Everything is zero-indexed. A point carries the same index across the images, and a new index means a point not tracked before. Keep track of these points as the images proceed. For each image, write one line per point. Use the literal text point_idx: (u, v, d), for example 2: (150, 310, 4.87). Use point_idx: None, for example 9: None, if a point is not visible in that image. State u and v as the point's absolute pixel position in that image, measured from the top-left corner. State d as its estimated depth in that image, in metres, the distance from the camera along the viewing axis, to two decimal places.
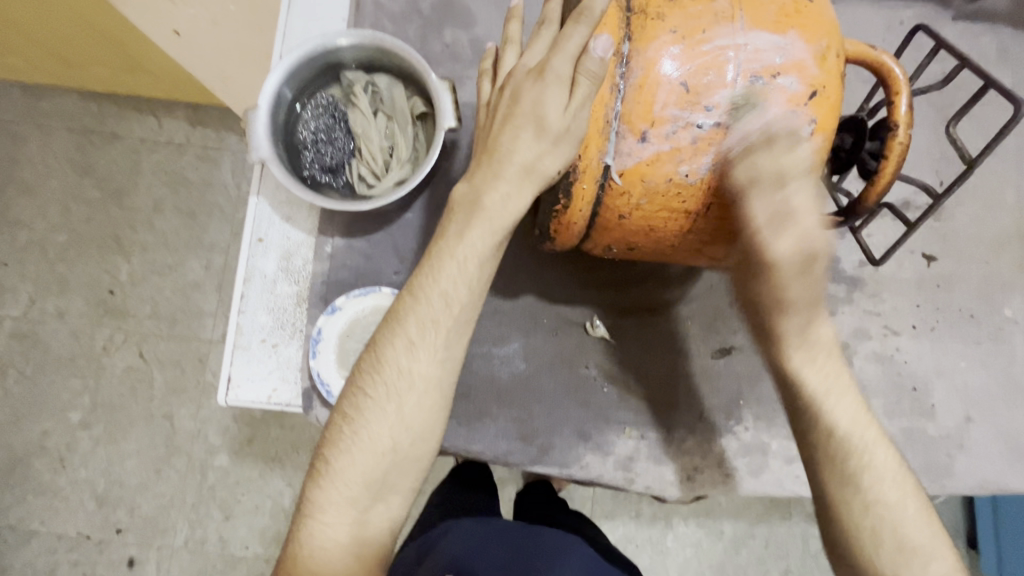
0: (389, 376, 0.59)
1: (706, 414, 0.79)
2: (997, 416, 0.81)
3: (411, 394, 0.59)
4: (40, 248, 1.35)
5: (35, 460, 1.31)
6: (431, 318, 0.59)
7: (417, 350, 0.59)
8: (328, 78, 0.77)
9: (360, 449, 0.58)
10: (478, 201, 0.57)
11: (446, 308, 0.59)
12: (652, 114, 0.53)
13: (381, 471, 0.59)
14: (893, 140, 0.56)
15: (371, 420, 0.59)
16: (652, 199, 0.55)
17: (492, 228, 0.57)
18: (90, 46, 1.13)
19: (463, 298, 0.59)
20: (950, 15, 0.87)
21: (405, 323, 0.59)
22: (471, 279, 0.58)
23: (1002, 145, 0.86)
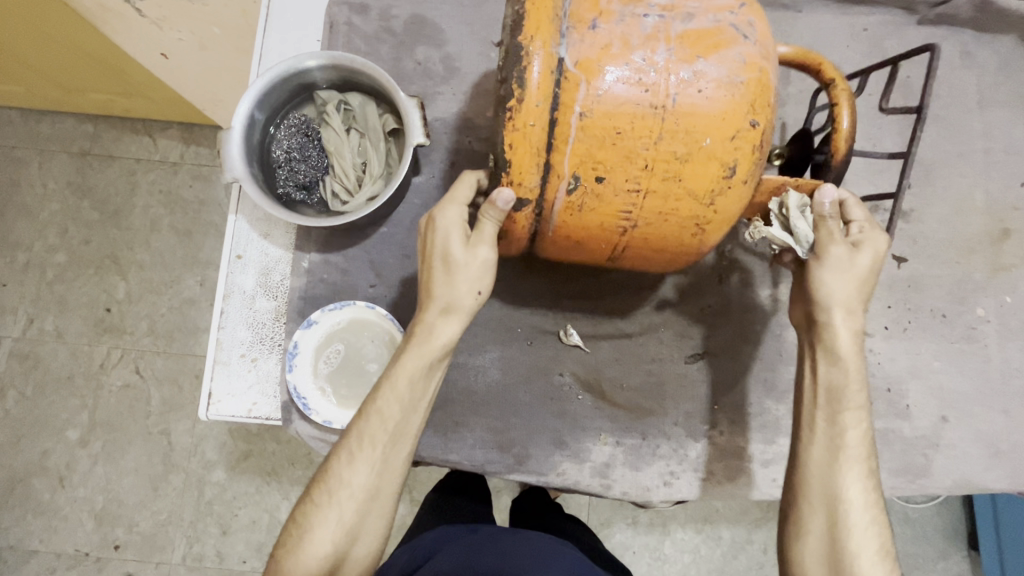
0: (404, 386, 0.62)
1: (681, 419, 0.80)
2: (973, 415, 0.81)
3: (424, 406, 0.64)
4: (39, 269, 1.38)
5: (35, 479, 1.32)
6: (446, 301, 0.61)
7: (428, 368, 0.62)
8: (301, 99, 0.80)
9: (376, 460, 0.62)
10: (428, 290, 0.62)
11: (455, 293, 0.60)
12: (599, 9, 0.55)
13: (378, 451, 0.62)
14: (835, 89, 0.62)
15: (383, 400, 0.62)
16: (612, 87, 0.54)
17: (443, 307, 0.61)
18: (83, 71, 1.16)
19: (462, 291, 0.60)
20: (915, 20, 0.88)
21: (427, 305, 0.62)
22: (472, 276, 0.60)
23: (970, 146, 0.87)
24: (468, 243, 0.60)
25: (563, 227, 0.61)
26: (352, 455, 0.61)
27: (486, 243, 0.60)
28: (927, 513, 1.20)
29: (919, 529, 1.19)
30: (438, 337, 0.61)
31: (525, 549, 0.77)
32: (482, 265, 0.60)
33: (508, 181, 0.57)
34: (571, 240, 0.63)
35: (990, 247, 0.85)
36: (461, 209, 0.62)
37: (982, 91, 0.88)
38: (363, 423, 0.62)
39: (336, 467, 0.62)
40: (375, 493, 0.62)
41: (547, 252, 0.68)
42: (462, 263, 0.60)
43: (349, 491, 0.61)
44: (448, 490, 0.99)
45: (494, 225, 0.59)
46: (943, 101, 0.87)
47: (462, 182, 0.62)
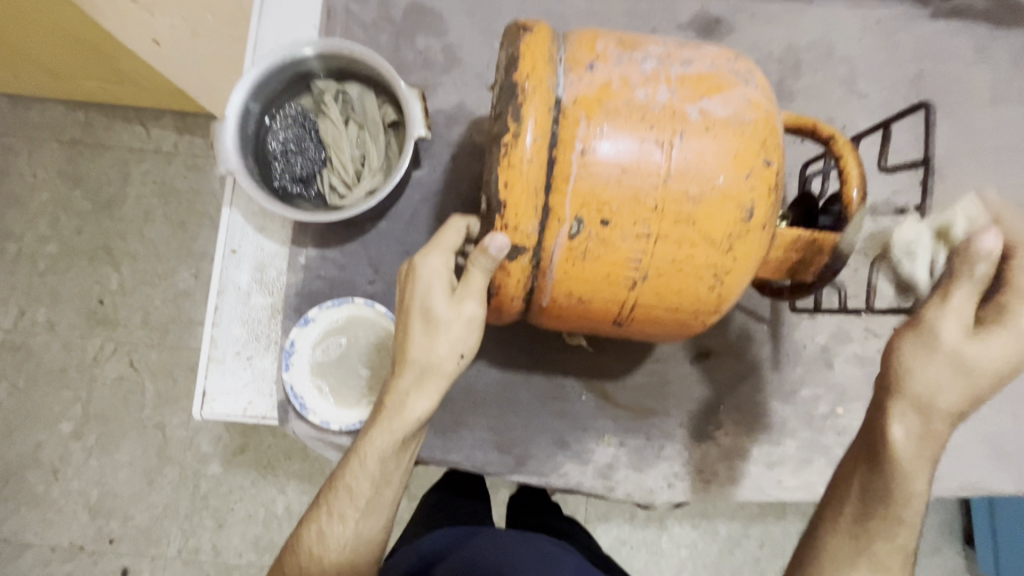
0: (374, 463, 0.57)
1: (685, 419, 0.79)
2: (979, 417, 0.80)
3: (397, 479, 0.59)
4: (29, 259, 1.35)
5: (28, 472, 1.30)
6: (423, 366, 0.56)
7: (398, 446, 0.57)
8: (298, 89, 0.77)
9: (348, 537, 0.58)
10: (405, 351, 0.56)
11: (435, 357, 0.55)
12: (596, 52, 0.54)
13: (351, 526, 0.58)
14: (836, 142, 0.59)
15: (353, 475, 0.58)
16: (615, 123, 0.52)
17: (421, 372, 0.56)
18: (72, 57, 1.13)
19: (442, 353, 0.55)
20: (929, 13, 0.86)
21: (402, 370, 0.56)
22: (454, 338, 0.55)
23: (982, 143, 0.85)
24: (451, 298, 0.55)
25: (563, 281, 0.55)
26: (321, 530, 0.58)
27: (471, 298, 0.55)
28: (923, 509, 1.20)
29: None
30: (411, 408, 0.56)
31: (527, 554, 0.75)
32: (464, 324, 0.55)
33: (501, 224, 0.52)
34: (573, 299, 0.56)
35: None
36: (445, 259, 0.57)
37: (995, 86, 0.86)
38: (333, 497, 0.59)
39: (307, 540, 0.59)
40: (350, 566, 0.59)
41: (542, 318, 0.60)
42: (445, 319, 0.55)
43: (319, 566, 0.58)
44: (448, 491, 0.97)
45: (482, 276, 0.54)
46: (957, 95, 0.85)
47: (449, 228, 0.58)
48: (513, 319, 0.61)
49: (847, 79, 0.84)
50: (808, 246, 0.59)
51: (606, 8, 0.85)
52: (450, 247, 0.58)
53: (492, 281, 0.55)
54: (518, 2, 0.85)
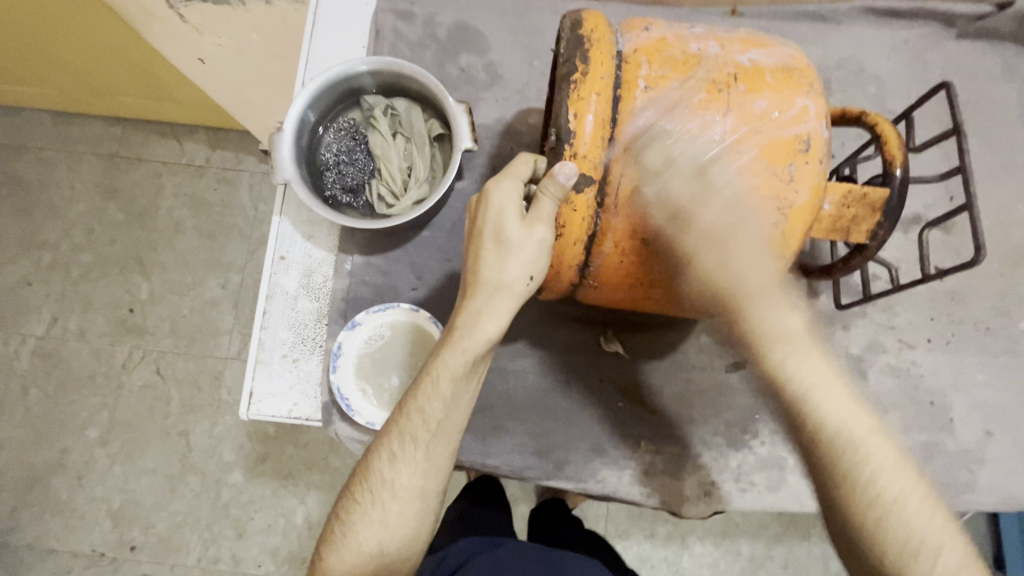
0: (446, 383, 0.59)
1: (719, 428, 0.80)
2: (1016, 430, 0.80)
3: (466, 403, 0.61)
4: (64, 269, 1.40)
5: (54, 477, 1.33)
6: (498, 286, 0.57)
7: (470, 366, 0.59)
8: (349, 103, 0.81)
9: (420, 461, 0.60)
10: (480, 272, 0.58)
11: (507, 279, 0.57)
12: (647, 19, 0.62)
13: (421, 449, 0.60)
14: (872, 119, 0.61)
15: (424, 397, 0.59)
16: (673, 67, 0.57)
17: (495, 290, 0.57)
18: (117, 75, 1.19)
19: (516, 275, 0.57)
20: (955, 34, 0.89)
21: (476, 292, 0.58)
22: (528, 259, 0.56)
23: (1012, 159, 0.87)
24: (524, 222, 0.56)
25: (628, 217, 0.57)
26: (392, 456, 0.60)
27: (542, 223, 0.56)
28: None
29: None
30: (484, 328, 0.58)
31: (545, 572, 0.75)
32: (536, 247, 0.56)
33: (568, 156, 0.55)
34: (635, 239, 0.58)
35: None
36: (517, 185, 0.57)
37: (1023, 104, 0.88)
38: (404, 422, 0.60)
39: (378, 467, 0.61)
40: (421, 492, 0.61)
41: (603, 272, 0.62)
42: (517, 242, 0.56)
43: (391, 490, 0.60)
44: (475, 499, 0.98)
45: (553, 203, 0.55)
46: (984, 113, 0.87)
47: (520, 157, 0.58)
48: (573, 276, 0.63)
49: (874, 98, 0.87)
50: (859, 203, 0.59)
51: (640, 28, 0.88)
52: (522, 174, 0.58)
53: (558, 217, 0.57)
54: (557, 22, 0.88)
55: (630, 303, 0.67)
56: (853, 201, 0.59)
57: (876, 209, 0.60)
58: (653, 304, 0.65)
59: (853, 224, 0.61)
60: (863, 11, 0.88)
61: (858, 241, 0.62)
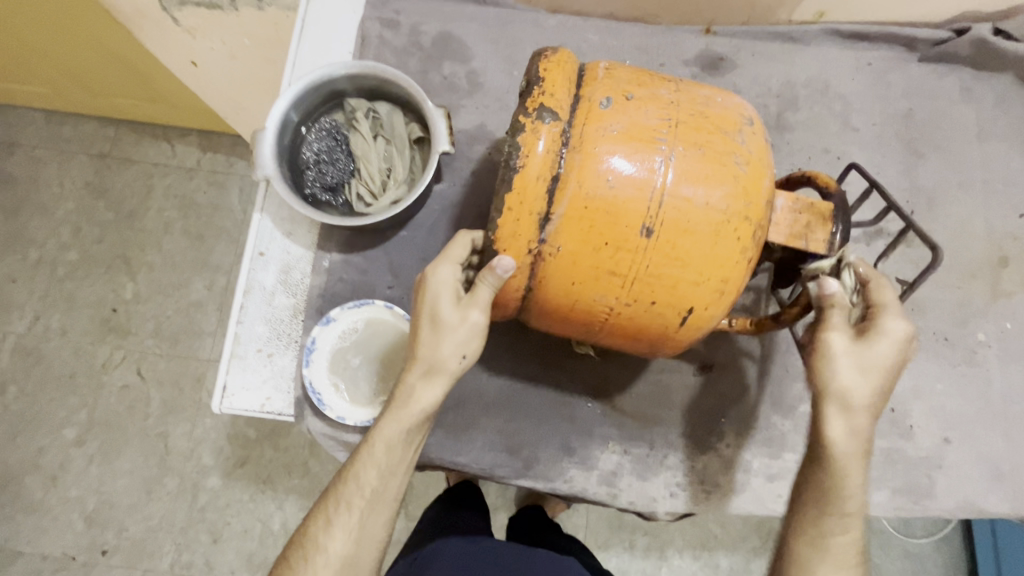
0: (382, 450, 0.60)
1: (687, 430, 0.81)
2: (975, 438, 0.82)
3: (401, 472, 0.61)
4: (49, 267, 1.40)
5: (28, 478, 1.31)
6: (432, 363, 0.59)
7: (405, 435, 0.60)
8: (332, 105, 0.83)
9: (353, 528, 0.60)
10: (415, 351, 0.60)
11: (443, 360, 0.59)
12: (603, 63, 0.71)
13: (356, 519, 0.60)
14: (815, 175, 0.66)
15: (362, 466, 0.60)
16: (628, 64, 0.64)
17: (428, 369, 0.59)
18: (109, 75, 1.21)
19: (448, 358, 0.59)
20: (917, 57, 0.93)
21: (413, 366, 0.60)
22: (460, 342, 0.59)
23: (970, 177, 0.90)
24: (458, 305, 0.59)
25: (594, 156, 0.56)
26: (328, 520, 0.60)
27: (478, 306, 0.58)
28: (929, 548, 1.19)
29: (920, 567, 1.18)
30: (420, 401, 0.59)
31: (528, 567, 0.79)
32: (469, 330, 0.59)
33: (538, 95, 0.57)
34: (603, 181, 0.55)
35: (991, 273, 0.87)
36: (453, 269, 0.60)
37: (982, 126, 0.92)
38: (343, 485, 0.61)
39: (315, 532, 0.60)
40: (353, 558, 0.60)
41: (565, 228, 0.57)
42: (451, 325, 0.59)
43: (325, 554, 0.59)
44: (452, 503, 0.98)
45: (489, 292, 0.58)
46: (946, 133, 0.91)
47: (456, 242, 0.61)
48: (530, 236, 0.57)
49: (842, 115, 0.91)
50: (809, 210, 0.63)
51: (618, 44, 0.92)
52: (455, 260, 0.60)
53: (522, 146, 0.56)
54: (537, 34, 0.92)
55: (594, 295, 0.60)
56: (800, 209, 0.62)
57: (827, 219, 0.62)
58: (619, 286, 0.58)
59: (808, 231, 0.62)
60: (831, 34, 0.92)
61: (817, 251, 0.61)
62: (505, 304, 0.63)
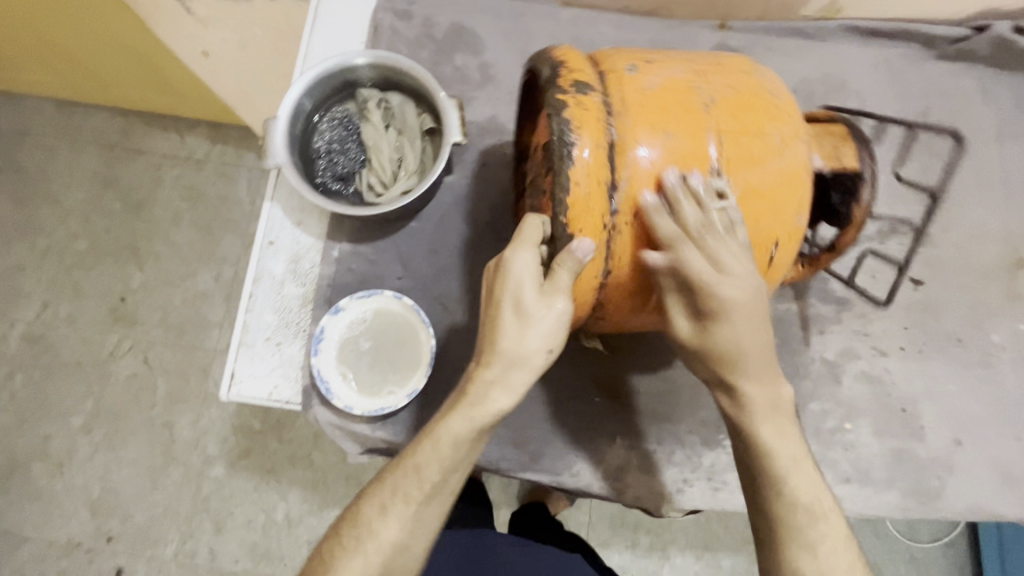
0: (447, 447, 0.57)
1: (695, 427, 0.81)
2: (986, 440, 0.81)
3: (463, 467, 0.60)
4: (58, 255, 1.40)
5: (35, 464, 1.32)
6: (515, 361, 0.55)
7: (476, 432, 0.57)
8: (344, 95, 0.83)
9: (407, 520, 0.58)
10: (495, 344, 0.55)
11: (526, 359, 0.55)
12: None
13: (412, 508, 0.59)
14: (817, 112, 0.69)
15: (424, 455, 0.58)
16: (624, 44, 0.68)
17: (510, 365, 0.55)
18: (120, 65, 1.21)
19: (533, 353, 0.55)
20: (934, 55, 0.91)
21: (489, 362, 0.55)
22: (547, 334, 0.54)
23: (986, 178, 0.89)
24: (543, 291, 0.54)
25: (641, 112, 0.57)
26: (384, 509, 0.59)
27: (562, 294, 0.54)
28: (934, 554, 1.18)
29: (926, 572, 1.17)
30: (492, 403, 0.56)
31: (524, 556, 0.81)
32: (553, 321, 0.55)
33: (566, 74, 0.58)
34: (659, 133, 0.56)
35: (1006, 275, 0.86)
36: (534, 255, 0.56)
37: (999, 127, 0.91)
38: (399, 475, 0.60)
39: (366, 518, 0.59)
40: (407, 546, 0.59)
41: (638, 190, 0.56)
42: (537, 315, 0.54)
43: (379, 543, 0.58)
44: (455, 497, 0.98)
45: (570, 277, 0.54)
46: (962, 133, 0.90)
47: (528, 226, 0.56)
48: (604, 209, 0.56)
49: (857, 114, 0.90)
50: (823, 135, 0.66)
51: (631, 38, 0.91)
52: (535, 245, 0.56)
53: (570, 119, 0.56)
54: (550, 27, 0.91)
55: (674, 257, 0.58)
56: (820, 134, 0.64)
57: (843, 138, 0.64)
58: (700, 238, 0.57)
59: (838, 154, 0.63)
60: (846, 31, 0.91)
61: (852, 166, 0.62)
62: (584, 296, 0.60)
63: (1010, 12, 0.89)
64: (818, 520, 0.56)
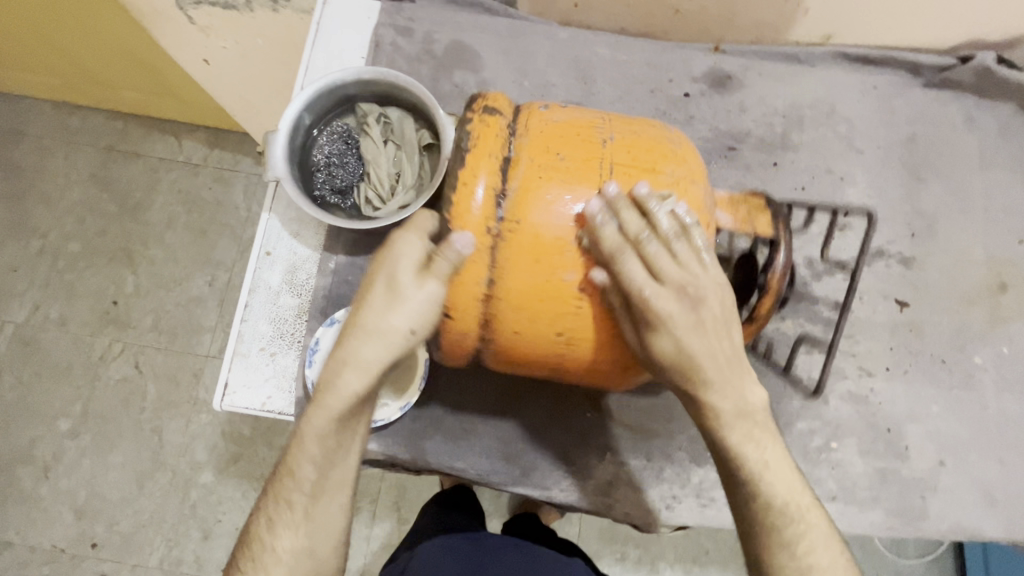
0: (315, 443, 0.57)
1: (685, 444, 0.82)
2: (969, 461, 0.83)
3: (341, 459, 0.59)
4: (51, 257, 1.40)
5: (20, 467, 1.31)
6: (374, 338, 0.56)
7: (337, 423, 0.57)
8: (344, 109, 0.84)
9: (299, 524, 0.59)
10: (358, 321, 0.57)
11: (385, 341, 0.56)
12: None
13: (302, 512, 0.59)
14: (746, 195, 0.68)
15: (298, 455, 0.58)
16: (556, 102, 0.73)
17: (376, 345, 0.56)
18: (120, 69, 1.22)
19: (396, 333, 0.56)
20: (921, 83, 0.94)
21: (349, 343, 0.57)
22: (412, 315, 0.56)
23: (971, 204, 0.92)
24: (419, 273, 0.56)
25: (540, 137, 0.60)
26: (272, 522, 0.59)
27: (436, 279, 0.56)
28: (918, 570, 1.19)
29: None
30: (347, 389, 0.56)
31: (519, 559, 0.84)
32: (424, 301, 0.56)
33: (482, 101, 0.63)
34: (551, 155, 0.59)
35: (989, 299, 0.88)
36: (417, 240, 0.57)
37: (982, 153, 0.93)
38: (281, 483, 0.59)
39: (260, 535, 0.60)
40: (310, 553, 0.59)
41: (523, 200, 0.57)
42: (405, 294, 0.56)
43: (276, 557, 0.58)
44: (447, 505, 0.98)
45: (448, 266, 0.56)
46: (947, 159, 0.93)
47: (420, 217, 0.59)
48: (488, 213, 0.58)
49: (846, 138, 0.92)
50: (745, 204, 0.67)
51: (629, 58, 0.93)
52: (417, 232, 0.58)
53: (470, 133, 0.60)
54: (548, 47, 0.93)
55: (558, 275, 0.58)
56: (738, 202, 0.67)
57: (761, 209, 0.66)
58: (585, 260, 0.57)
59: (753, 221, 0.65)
60: (837, 57, 0.94)
61: (765, 233, 0.64)
62: (466, 305, 0.60)
63: (994, 44, 0.92)
64: (809, 536, 0.57)
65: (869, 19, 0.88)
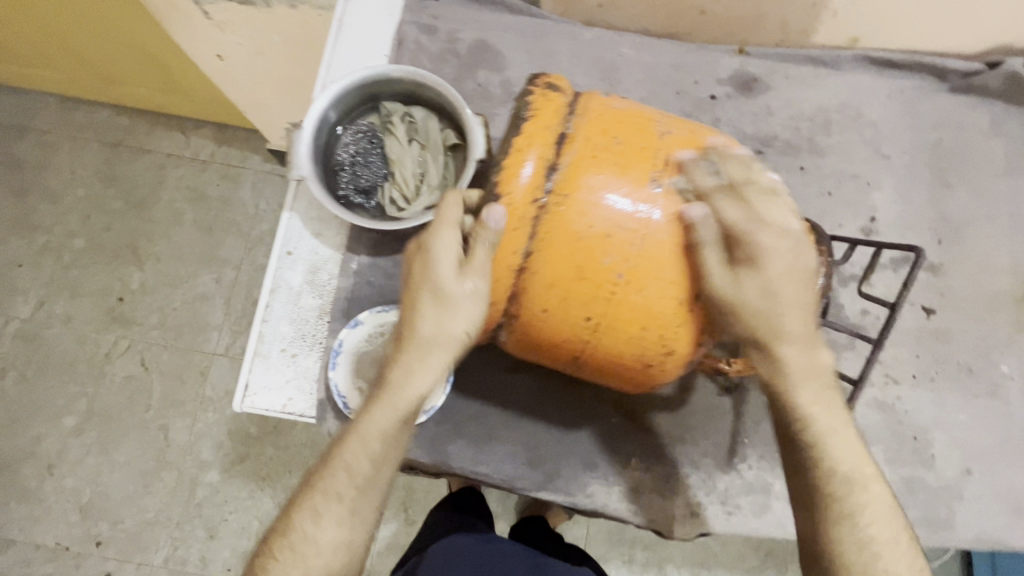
0: (374, 442, 0.58)
1: (710, 450, 0.81)
2: (995, 470, 0.82)
3: (394, 459, 0.60)
4: (56, 253, 1.39)
5: (24, 465, 1.30)
6: (437, 341, 0.57)
7: (399, 423, 0.58)
8: (368, 107, 0.83)
9: (344, 517, 0.58)
10: (416, 327, 0.57)
11: (446, 343, 0.57)
12: None
13: (349, 505, 0.58)
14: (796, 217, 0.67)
15: (350, 451, 0.58)
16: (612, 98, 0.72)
17: (437, 350, 0.57)
18: (129, 64, 1.20)
19: (455, 335, 0.57)
20: (946, 87, 0.93)
21: (411, 347, 0.57)
22: (471, 317, 0.56)
23: (996, 211, 0.91)
24: (459, 269, 0.56)
25: (598, 121, 0.59)
26: (317, 513, 0.58)
27: (478, 272, 0.56)
28: None
29: None
30: (411, 390, 0.57)
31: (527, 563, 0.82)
32: (470, 298, 0.56)
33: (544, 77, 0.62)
34: (607, 138, 0.58)
35: (1014, 307, 0.88)
36: (453, 234, 0.57)
37: (1006, 159, 0.92)
38: (329, 477, 0.58)
39: (299, 521, 0.58)
40: (347, 541, 0.58)
41: (573, 177, 0.56)
42: (451, 293, 0.56)
43: (315, 546, 0.57)
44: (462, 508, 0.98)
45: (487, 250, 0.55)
46: (971, 165, 0.92)
47: (448, 203, 0.58)
48: (535, 187, 0.57)
49: (869, 142, 0.91)
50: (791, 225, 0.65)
51: (652, 60, 0.92)
52: (452, 223, 0.57)
53: (530, 104, 0.59)
54: (572, 47, 0.92)
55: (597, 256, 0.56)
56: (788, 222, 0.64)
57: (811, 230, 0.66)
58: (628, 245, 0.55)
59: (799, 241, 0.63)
60: (861, 60, 0.93)
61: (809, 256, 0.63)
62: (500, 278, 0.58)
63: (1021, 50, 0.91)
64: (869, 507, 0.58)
65: (897, 23, 0.87)
